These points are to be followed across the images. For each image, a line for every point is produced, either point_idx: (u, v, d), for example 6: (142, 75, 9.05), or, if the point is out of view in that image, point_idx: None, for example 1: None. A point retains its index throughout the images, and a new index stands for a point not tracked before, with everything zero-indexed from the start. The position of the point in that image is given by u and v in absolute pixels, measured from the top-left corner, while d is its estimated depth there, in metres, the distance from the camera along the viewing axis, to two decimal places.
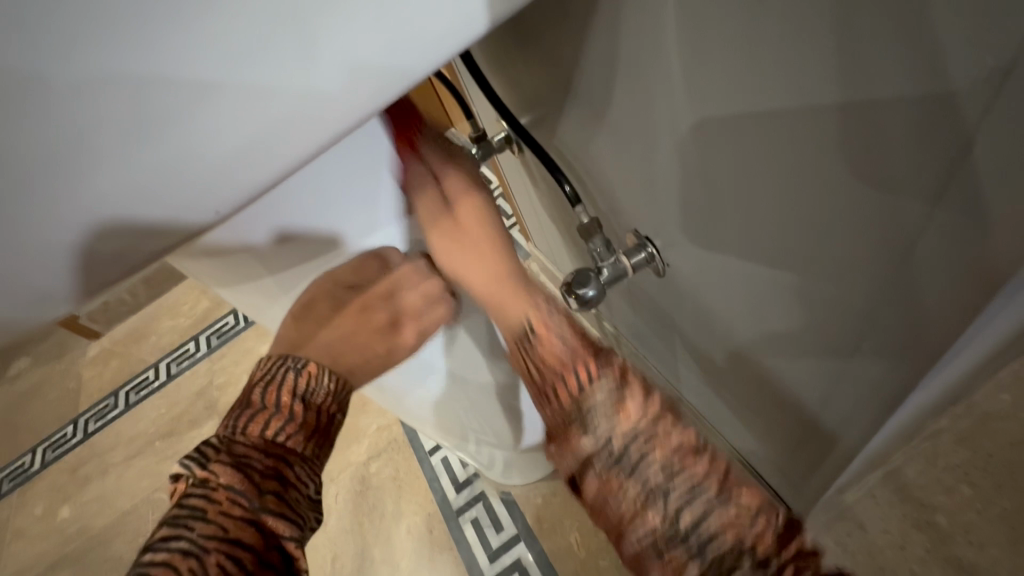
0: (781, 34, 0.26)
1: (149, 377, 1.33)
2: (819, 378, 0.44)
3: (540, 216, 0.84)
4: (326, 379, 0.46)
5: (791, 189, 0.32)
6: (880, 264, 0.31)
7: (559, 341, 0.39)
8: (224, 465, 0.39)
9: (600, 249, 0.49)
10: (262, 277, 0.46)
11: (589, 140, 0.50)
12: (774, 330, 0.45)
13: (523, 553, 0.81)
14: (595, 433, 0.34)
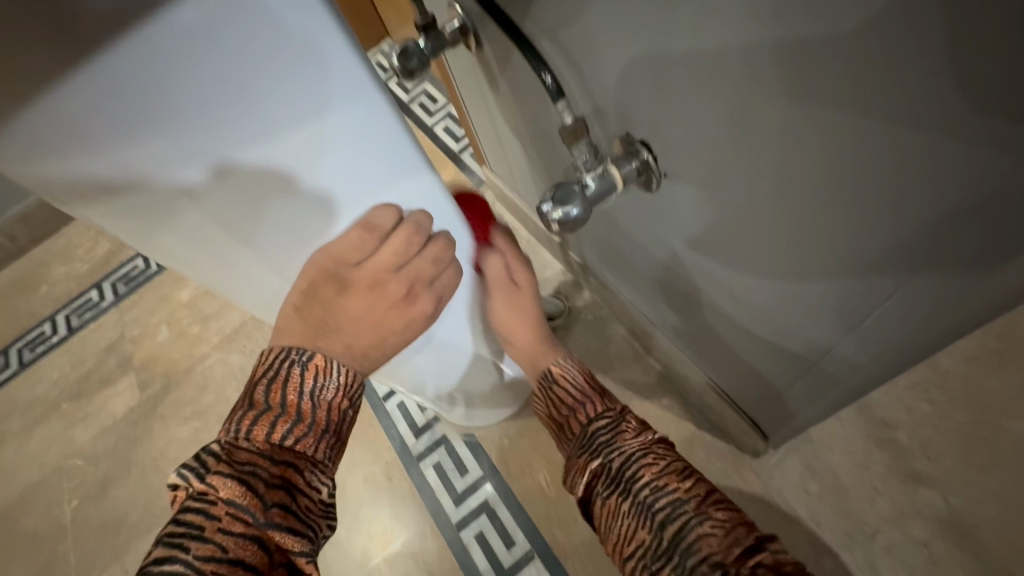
0: None
1: (45, 332, 1.15)
2: (827, 307, 0.40)
3: (500, 134, 0.74)
4: (336, 372, 0.40)
5: (840, 83, 0.25)
6: (954, 169, 0.25)
7: (571, 383, 0.52)
8: (224, 477, 0.34)
9: (587, 157, 0.40)
10: (177, 219, 0.34)
11: (566, 19, 0.39)
12: (782, 257, 0.40)
13: (490, 494, 0.77)
14: (601, 456, 0.43)
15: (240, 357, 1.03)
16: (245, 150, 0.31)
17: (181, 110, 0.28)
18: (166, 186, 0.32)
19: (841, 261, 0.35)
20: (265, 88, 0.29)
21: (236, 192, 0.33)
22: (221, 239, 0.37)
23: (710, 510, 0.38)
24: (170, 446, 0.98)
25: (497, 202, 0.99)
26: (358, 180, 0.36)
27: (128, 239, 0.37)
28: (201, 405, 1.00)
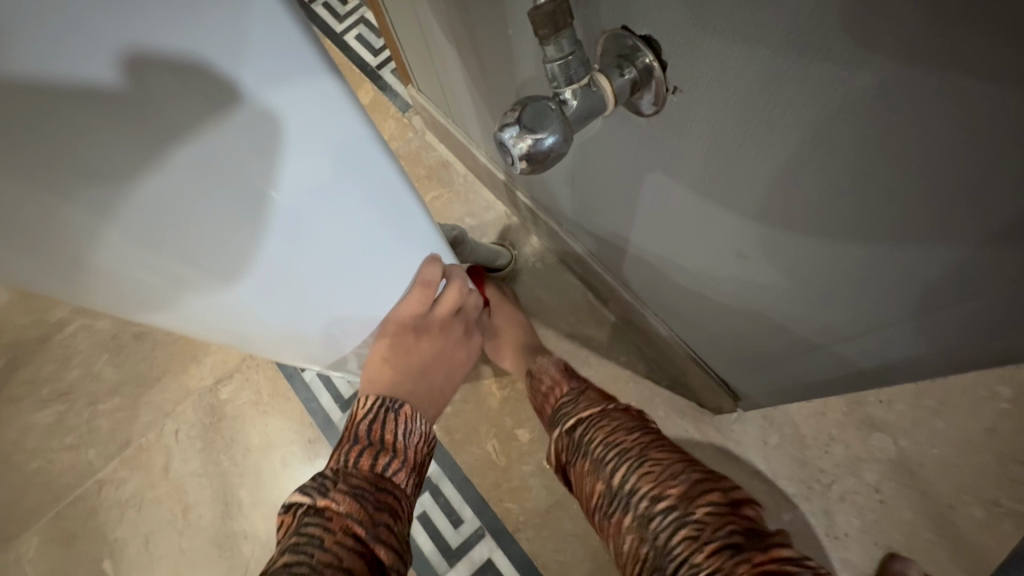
0: None
1: None
2: (880, 276, 0.30)
3: (431, 41, 0.58)
4: (419, 419, 0.43)
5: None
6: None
7: (549, 371, 0.54)
8: (343, 495, 0.37)
9: (567, 59, 0.28)
10: (18, 155, 0.20)
11: None
12: (845, 203, 0.28)
13: (433, 469, 0.69)
14: (560, 424, 0.47)
15: (111, 323, 0.83)
16: (178, 42, 0.21)
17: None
18: (35, 83, 0.19)
19: (955, 209, 0.24)
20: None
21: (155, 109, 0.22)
22: (98, 194, 0.23)
23: (652, 453, 0.40)
24: (25, 438, 0.78)
25: (427, 131, 0.84)
26: (312, 135, 0.28)
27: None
28: (63, 383, 0.81)
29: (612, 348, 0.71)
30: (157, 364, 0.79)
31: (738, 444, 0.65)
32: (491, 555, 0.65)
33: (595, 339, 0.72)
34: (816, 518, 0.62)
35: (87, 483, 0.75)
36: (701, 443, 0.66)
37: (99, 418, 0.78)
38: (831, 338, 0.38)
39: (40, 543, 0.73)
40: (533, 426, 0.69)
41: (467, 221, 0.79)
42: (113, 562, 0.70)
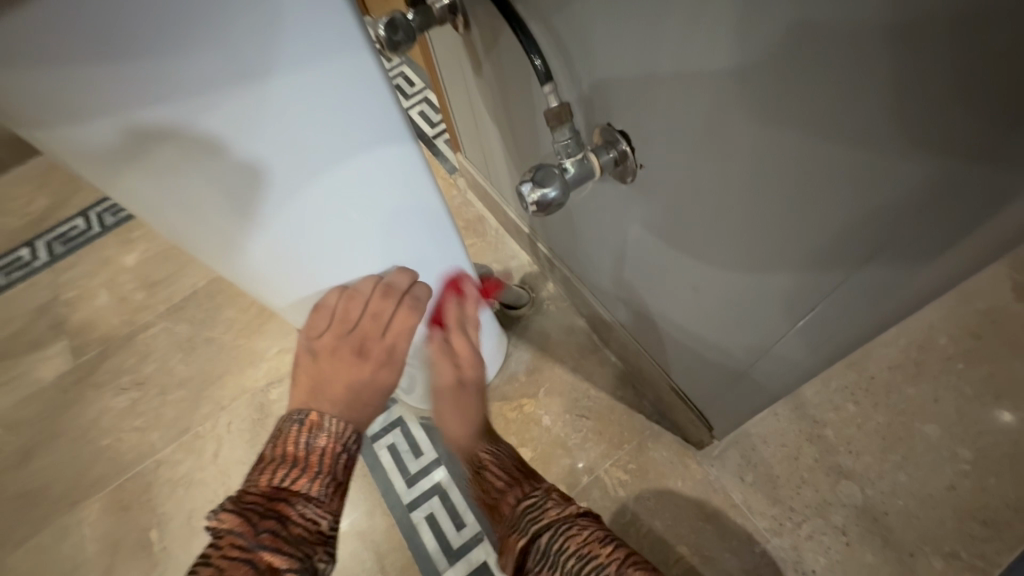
0: None
1: (22, 258, 1.13)
2: (782, 298, 0.41)
3: (478, 121, 0.74)
4: (327, 423, 0.49)
5: (828, 50, 0.26)
6: (934, 141, 0.24)
7: (497, 465, 0.57)
8: (231, 512, 0.41)
9: (568, 141, 0.42)
10: (144, 133, 0.31)
11: (565, 6, 0.40)
12: (740, 250, 0.42)
13: (442, 476, 0.78)
14: (526, 532, 0.48)
15: (187, 327, 0.98)
16: (237, 63, 0.30)
17: (122, 36, 0.26)
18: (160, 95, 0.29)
19: (785, 255, 0.38)
20: (228, 43, 0.29)
21: (149, 123, 0.30)
22: (201, 164, 0.33)
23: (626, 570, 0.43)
24: (102, 417, 0.91)
25: (468, 191, 1.00)
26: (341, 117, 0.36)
27: (120, 190, 0.36)
28: (140, 374, 0.95)
29: (611, 384, 0.81)
30: (220, 364, 0.93)
31: (717, 479, 0.73)
32: (487, 558, 0.72)
33: (596, 375, 0.82)
34: (786, 553, 0.67)
35: (147, 460, 0.86)
36: (684, 474, 0.74)
37: (165, 406, 0.91)
38: (756, 359, 0.49)
39: (100, 509, 0.84)
40: (534, 445, 0.78)
41: (494, 266, 0.93)
42: (158, 532, 0.80)
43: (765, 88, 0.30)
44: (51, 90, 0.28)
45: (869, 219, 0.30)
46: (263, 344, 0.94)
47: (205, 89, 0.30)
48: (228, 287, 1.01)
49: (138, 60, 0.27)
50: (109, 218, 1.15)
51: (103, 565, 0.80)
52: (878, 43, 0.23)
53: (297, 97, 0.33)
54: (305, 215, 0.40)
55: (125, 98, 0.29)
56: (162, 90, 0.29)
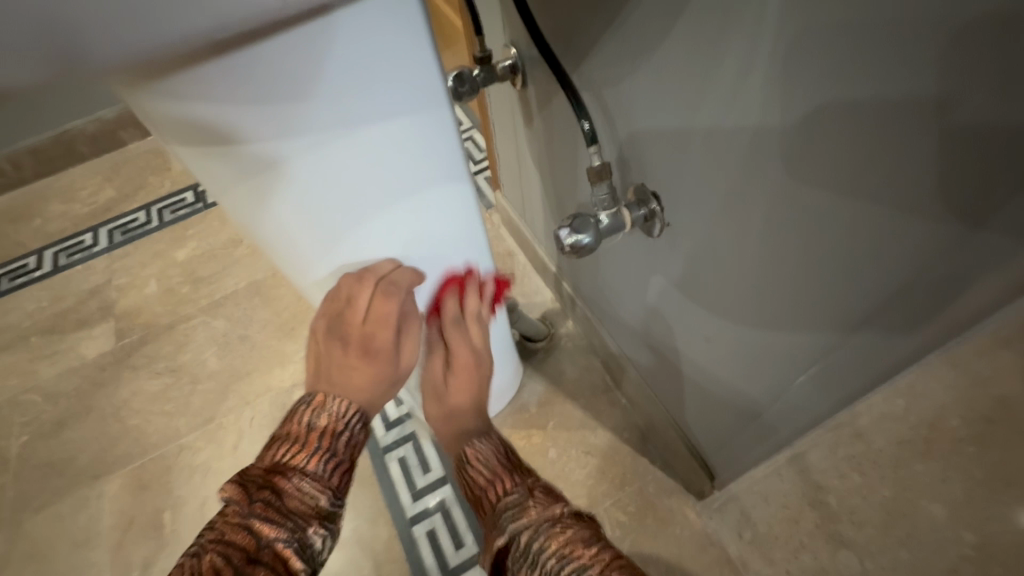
0: (851, 46, 0.27)
1: (84, 241, 1.23)
2: (785, 353, 0.45)
3: (521, 165, 0.81)
4: (330, 403, 0.47)
5: (839, 134, 0.31)
6: (906, 227, 0.30)
7: (483, 467, 0.50)
8: (232, 485, 0.41)
9: (605, 196, 0.48)
10: (233, 138, 0.36)
11: (617, 81, 0.46)
12: (746, 309, 0.47)
13: (447, 495, 0.80)
14: (506, 529, 0.43)
15: (225, 323, 1.05)
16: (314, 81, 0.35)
17: (230, 76, 0.32)
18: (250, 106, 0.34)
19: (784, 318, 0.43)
20: (329, 85, 0.35)
21: (239, 128, 0.35)
22: (277, 168, 0.38)
23: (609, 574, 0.39)
24: (135, 398, 0.97)
25: (502, 226, 1.06)
26: (395, 127, 0.40)
27: (208, 182, 0.42)
28: (175, 362, 1.01)
29: (619, 425, 0.83)
30: (250, 362, 0.99)
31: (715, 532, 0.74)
32: None
33: (605, 415, 0.85)
34: None
35: (170, 445, 0.91)
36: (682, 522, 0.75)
37: (194, 394, 0.96)
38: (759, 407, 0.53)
39: (119, 486, 0.88)
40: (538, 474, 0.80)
41: (519, 299, 0.98)
42: (171, 515, 0.84)
43: (784, 162, 0.35)
44: (168, 101, 0.34)
45: (851, 295, 0.36)
46: (293, 346, 0.99)
47: (285, 102, 0.35)
48: (268, 290, 1.07)
49: (264, 105, 0.34)
50: (167, 215, 1.24)
51: (115, 540, 0.83)
52: (875, 136, 0.29)
53: (359, 107, 0.37)
54: (360, 219, 0.44)
55: (220, 110, 0.34)
56: (249, 101, 0.34)
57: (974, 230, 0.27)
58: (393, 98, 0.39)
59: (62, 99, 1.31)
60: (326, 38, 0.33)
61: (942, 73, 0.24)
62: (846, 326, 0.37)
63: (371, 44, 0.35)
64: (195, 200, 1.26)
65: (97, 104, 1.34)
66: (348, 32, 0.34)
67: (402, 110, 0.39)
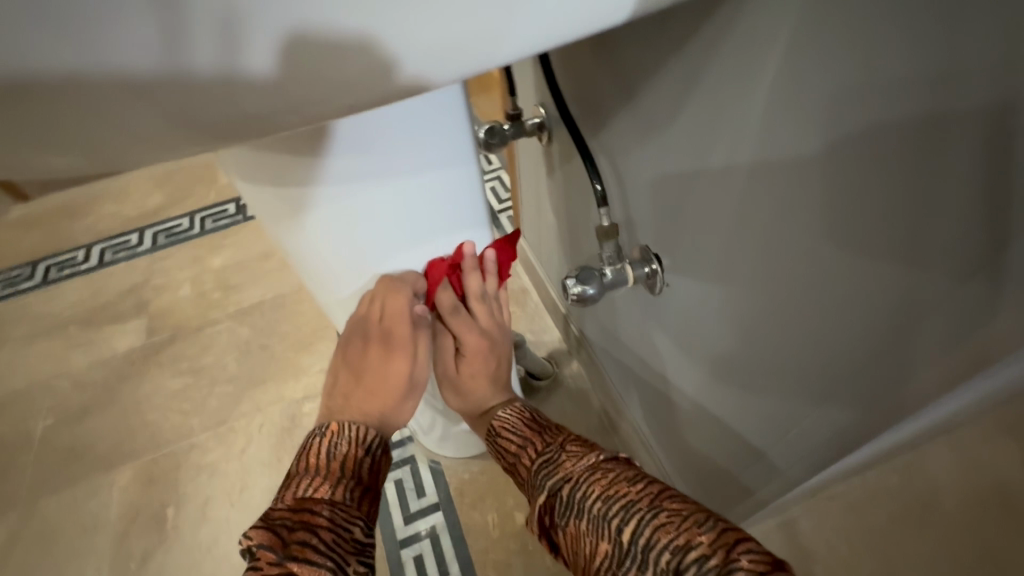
0: (833, 153, 0.31)
1: (130, 241, 1.31)
2: (766, 416, 0.48)
3: (541, 211, 0.86)
4: (348, 428, 0.50)
5: (813, 223, 0.35)
6: (874, 315, 0.33)
7: (512, 433, 0.50)
8: (259, 530, 0.41)
9: (611, 253, 0.52)
10: (293, 179, 0.41)
11: (632, 150, 0.51)
12: (736, 371, 0.49)
13: (438, 521, 0.82)
14: (544, 485, 0.42)
15: (248, 331, 1.10)
16: (370, 141, 0.40)
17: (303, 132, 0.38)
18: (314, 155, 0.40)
19: (768, 383, 0.46)
20: (373, 145, 0.40)
21: (299, 172, 0.41)
22: (324, 206, 0.43)
23: (663, 502, 0.36)
24: (156, 394, 1.02)
25: (519, 264, 1.11)
26: (431, 183, 0.45)
27: (257, 207, 0.46)
28: (198, 363, 1.06)
29: None
30: (267, 370, 1.03)
31: None
32: None
33: None
34: None
35: (182, 442, 0.95)
36: None
37: (211, 396, 1.01)
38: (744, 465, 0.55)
39: (130, 477, 0.92)
40: (529, 511, 0.82)
41: (528, 336, 1.01)
42: (174, 511, 0.88)
43: (766, 241, 0.40)
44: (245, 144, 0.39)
45: (827, 369, 0.39)
46: (308, 360, 1.04)
47: (343, 154, 0.40)
48: (292, 304, 1.13)
49: (315, 156, 0.40)
50: (208, 223, 1.33)
51: (119, 529, 0.87)
52: (848, 234, 0.32)
53: (403, 164, 0.43)
54: (387, 255, 0.49)
55: (289, 156, 0.39)
56: (313, 152, 0.39)
57: (917, 325, 0.30)
58: (428, 159, 0.44)
59: None
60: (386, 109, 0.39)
61: (895, 186, 0.28)
62: (824, 397, 0.40)
63: (414, 115, 0.40)
64: (235, 212, 1.34)
65: None
66: (405, 107, 0.40)
67: (439, 171, 0.45)
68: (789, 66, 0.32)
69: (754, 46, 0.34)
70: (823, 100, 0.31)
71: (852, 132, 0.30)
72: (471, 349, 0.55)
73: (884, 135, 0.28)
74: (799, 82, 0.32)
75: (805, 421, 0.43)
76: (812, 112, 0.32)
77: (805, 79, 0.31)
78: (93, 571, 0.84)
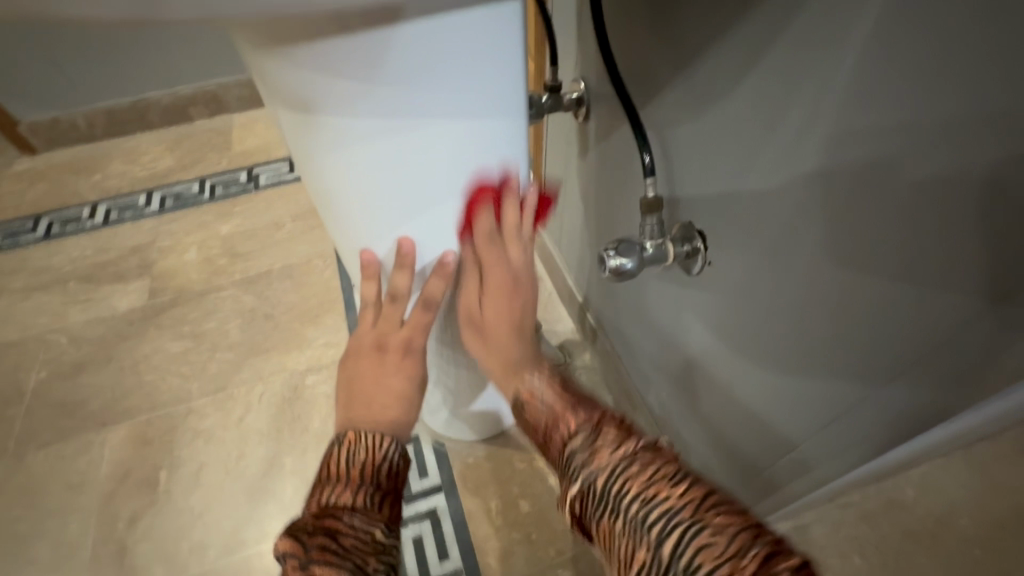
0: (921, 118, 0.29)
1: (137, 201, 1.29)
2: (809, 402, 0.46)
3: (567, 194, 0.84)
4: (364, 436, 0.48)
5: (889, 188, 0.32)
6: (945, 300, 0.31)
7: (541, 403, 0.46)
8: (285, 538, 0.41)
9: (654, 227, 0.50)
10: (331, 105, 0.39)
11: (681, 122, 0.49)
12: (775, 357, 0.48)
13: (440, 503, 0.80)
14: (577, 479, 0.38)
15: (253, 299, 1.08)
16: (416, 73, 0.37)
17: (347, 52, 0.35)
18: (355, 81, 0.37)
19: (812, 370, 0.44)
20: (433, 77, 0.38)
21: (338, 97, 0.38)
22: (360, 140, 0.41)
23: (706, 515, 0.32)
24: (154, 356, 0.99)
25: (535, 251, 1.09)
26: (474, 130, 0.43)
27: (292, 136, 0.44)
28: (200, 328, 1.03)
29: None
30: (270, 339, 1.01)
31: None
32: None
33: None
34: None
35: (179, 406, 0.93)
36: None
37: (211, 362, 0.98)
38: (771, 458, 0.53)
39: (123, 438, 0.89)
40: (535, 500, 0.80)
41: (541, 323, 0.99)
42: (166, 474, 0.85)
43: (832, 219, 0.38)
44: (286, 59, 0.36)
45: (880, 356, 0.37)
46: (314, 332, 1.01)
47: (386, 83, 0.37)
48: (300, 275, 1.11)
49: (372, 82, 0.37)
50: (218, 190, 1.30)
51: (107, 489, 0.84)
52: (926, 208, 0.31)
53: (447, 104, 0.40)
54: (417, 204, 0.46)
55: (329, 78, 0.37)
56: (355, 77, 0.37)
57: (1010, 294, 0.28)
58: (482, 98, 0.41)
59: (146, 69, 1.40)
60: (437, 38, 0.36)
61: (994, 155, 0.26)
62: (875, 386, 0.38)
63: (475, 45, 0.38)
64: (247, 180, 1.32)
65: (177, 79, 1.43)
66: (458, 39, 0.37)
67: (483, 118, 0.42)
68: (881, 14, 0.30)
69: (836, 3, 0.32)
70: (917, 59, 0.29)
71: (951, 83, 0.27)
72: (486, 258, 0.49)
73: (991, 83, 0.26)
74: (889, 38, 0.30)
75: (848, 411, 0.42)
76: (898, 74, 0.30)
77: (900, 27, 0.29)
78: (78, 531, 0.80)
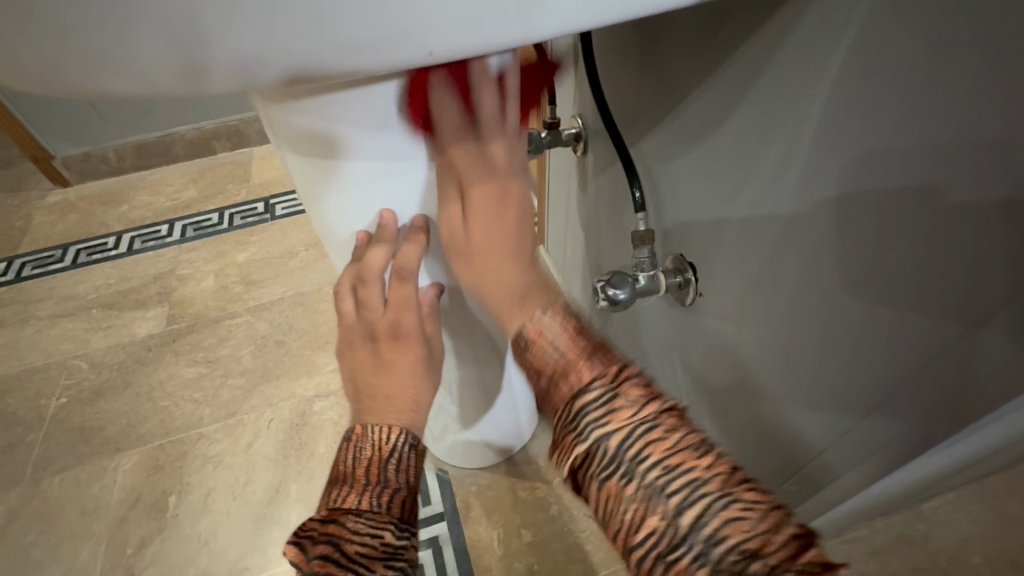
0: (891, 151, 0.31)
1: (160, 231, 1.34)
2: (800, 429, 0.46)
3: (569, 224, 0.86)
4: (370, 431, 0.48)
5: (865, 222, 0.34)
6: (926, 324, 0.32)
7: (553, 348, 0.36)
8: (291, 543, 0.43)
9: (645, 259, 0.51)
10: (332, 151, 0.42)
11: (671, 159, 0.51)
12: (769, 385, 0.48)
13: (441, 532, 0.80)
14: (586, 437, 0.32)
15: (265, 325, 1.11)
16: (408, 118, 0.40)
17: (343, 103, 0.38)
18: (352, 128, 0.40)
19: (804, 396, 0.44)
20: (434, 120, 0.40)
21: (336, 142, 0.41)
22: (360, 179, 0.44)
23: (736, 490, 0.29)
24: (169, 382, 1.02)
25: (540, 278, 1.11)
26: None
27: (298, 175, 0.47)
28: (213, 354, 1.06)
29: None
30: (281, 365, 1.03)
31: None
32: None
33: None
34: None
35: (191, 431, 0.95)
36: None
37: (223, 388, 1.01)
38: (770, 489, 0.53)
39: (136, 462, 0.91)
40: (536, 529, 0.79)
41: None
42: (175, 499, 0.86)
43: (813, 249, 0.38)
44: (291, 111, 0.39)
45: (868, 381, 0.37)
46: (323, 358, 1.03)
47: (380, 128, 0.40)
48: (311, 303, 1.14)
49: (371, 130, 0.40)
50: (237, 219, 1.36)
51: (119, 513, 0.86)
52: (900, 232, 0.32)
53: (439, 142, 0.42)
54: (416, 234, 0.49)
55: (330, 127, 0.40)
56: (351, 125, 0.40)
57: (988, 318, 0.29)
58: None
59: (172, 106, 1.48)
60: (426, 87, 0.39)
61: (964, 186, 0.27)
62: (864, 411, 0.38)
63: None
64: (263, 210, 1.37)
65: (201, 116, 1.51)
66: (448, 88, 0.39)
67: None
68: (853, 63, 0.31)
69: (807, 50, 0.34)
70: (888, 96, 0.30)
71: (916, 126, 0.29)
72: None
73: (947, 130, 0.27)
74: (856, 83, 0.31)
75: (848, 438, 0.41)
76: (870, 111, 0.31)
77: (872, 72, 0.31)
78: (88, 554, 0.82)
